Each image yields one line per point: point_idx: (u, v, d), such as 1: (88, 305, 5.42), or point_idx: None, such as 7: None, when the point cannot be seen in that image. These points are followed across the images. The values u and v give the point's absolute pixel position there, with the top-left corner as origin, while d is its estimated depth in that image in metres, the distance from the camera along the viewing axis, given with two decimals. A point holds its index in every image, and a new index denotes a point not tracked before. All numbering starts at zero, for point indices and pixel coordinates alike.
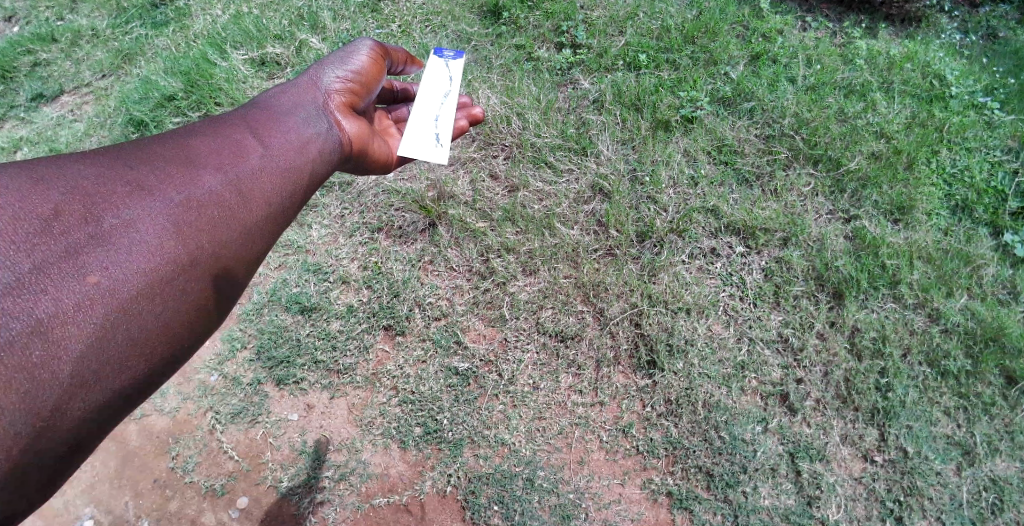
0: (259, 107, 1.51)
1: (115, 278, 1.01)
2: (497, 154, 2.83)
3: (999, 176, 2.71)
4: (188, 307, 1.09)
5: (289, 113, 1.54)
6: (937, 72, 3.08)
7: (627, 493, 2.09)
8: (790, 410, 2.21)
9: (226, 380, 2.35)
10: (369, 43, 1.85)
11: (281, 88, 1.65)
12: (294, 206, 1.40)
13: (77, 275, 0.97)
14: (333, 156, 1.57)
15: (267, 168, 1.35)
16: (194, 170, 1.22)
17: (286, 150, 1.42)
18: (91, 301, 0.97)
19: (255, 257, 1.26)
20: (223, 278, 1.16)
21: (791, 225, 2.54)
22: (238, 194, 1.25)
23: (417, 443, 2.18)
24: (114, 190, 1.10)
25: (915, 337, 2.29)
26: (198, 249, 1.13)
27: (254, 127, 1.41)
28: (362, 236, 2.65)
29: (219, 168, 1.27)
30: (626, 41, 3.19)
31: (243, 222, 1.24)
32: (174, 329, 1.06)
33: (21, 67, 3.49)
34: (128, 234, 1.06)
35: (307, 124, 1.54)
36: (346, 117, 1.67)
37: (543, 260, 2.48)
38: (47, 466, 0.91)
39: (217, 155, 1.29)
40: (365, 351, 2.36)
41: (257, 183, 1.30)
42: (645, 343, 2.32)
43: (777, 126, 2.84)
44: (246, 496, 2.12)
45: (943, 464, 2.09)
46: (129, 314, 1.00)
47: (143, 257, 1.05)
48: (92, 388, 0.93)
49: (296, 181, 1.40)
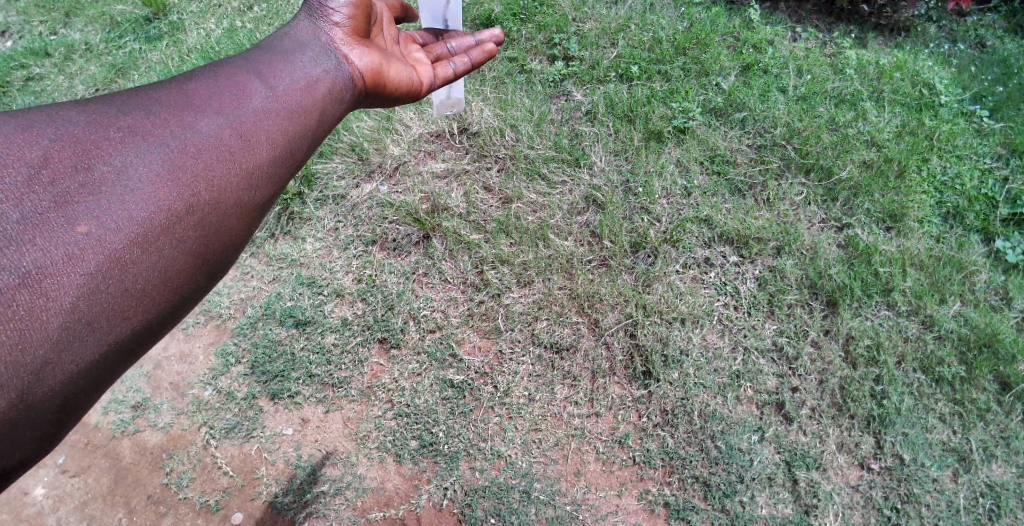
0: (262, 49, 1.47)
1: (105, 228, 0.99)
2: (490, 166, 2.84)
3: (990, 183, 2.74)
4: (185, 255, 1.08)
5: (293, 53, 1.49)
6: (926, 81, 3.11)
7: (625, 504, 2.09)
8: (785, 419, 2.21)
9: (221, 395, 2.33)
10: None
11: (285, 29, 1.61)
12: (300, 150, 1.37)
13: (66, 226, 0.97)
14: (344, 95, 1.53)
15: (271, 112, 1.32)
16: (191, 116, 1.21)
17: (289, 91, 1.39)
18: (81, 250, 0.96)
19: (259, 203, 1.24)
20: (222, 226, 1.15)
21: (783, 234, 2.56)
22: (238, 138, 1.23)
23: (413, 456, 2.17)
24: (107, 139, 1.10)
25: (909, 344, 2.30)
26: (196, 196, 1.12)
27: (256, 69, 1.38)
28: (357, 249, 2.64)
29: (219, 113, 1.24)
30: (618, 53, 3.22)
31: (245, 167, 1.22)
32: (171, 277, 1.05)
33: (13, 81, 3.48)
34: (120, 182, 1.05)
35: (315, 63, 1.50)
36: (355, 49, 1.63)
37: (538, 271, 2.48)
38: (43, 421, 0.91)
39: (216, 98, 1.27)
40: (360, 364, 2.36)
41: (259, 128, 1.28)
42: (640, 354, 2.32)
43: (768, 135, 2.87)
44: (240, 512, 2.11)
45: (939, 470, 2.09)
46: (122, 263, 0.99)
47: (136, 204, 1.04)
48: (85, 339, 0.93)
49: (300, 122, 1.36)
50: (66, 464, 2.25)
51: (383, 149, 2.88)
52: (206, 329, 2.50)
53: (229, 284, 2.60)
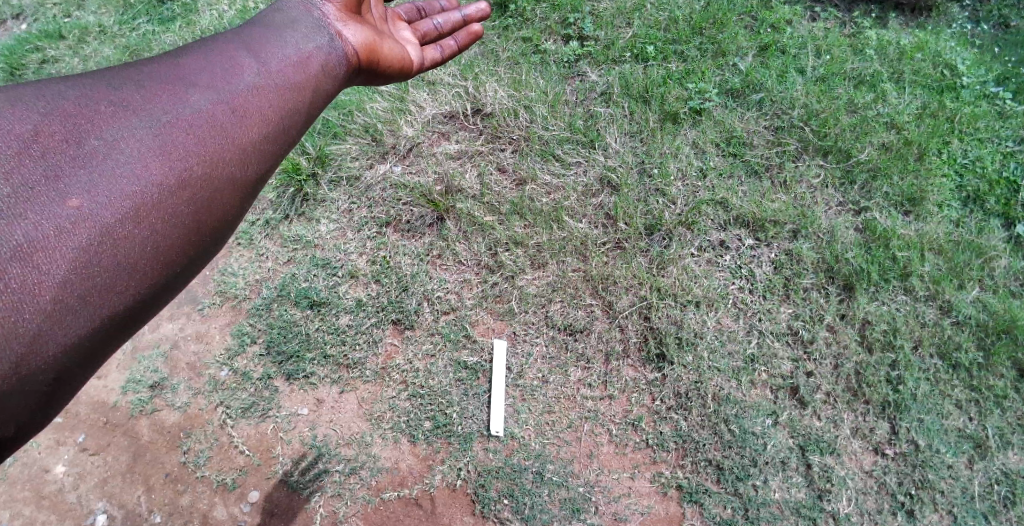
0: (255, 20, 1.37)
1: (98, 197, 0.90)
2: (504, 148, 2.82)
3: (1011, 166, 2.68)
4: (182, 229, 0.98)
5: (288, 26, 1.39)
6: (948, 62, 3.05)
7: (637, 486, 2.09)
8: (800, 403, 2.19)
9: (236, 375, 2.35)
10: None
11: (274, 5, 1.49)
12: (299, 125, 1.27)
13: (53, 193, 0.87)
14: (337, 72, 1.42)
15: (270, 82, 1.21)
16: (185, 85, 1.10)
17: (287, 63, 1.28)
18: (73, 222, 0.86)
19: (256, 178, 1.14)
20: (219, 198, 1.04)
21: (801, 217, 2.53)
22: (236, 109, 1.13)
23: (427, 437, 2.18)
24: (97, 104, 0.99)
25: (926, 329, 2.28)
26: (191, 167, 1.02)
27: (251, 38, 1.27)
28: (371, 231, 2.64)
29: (212, 81, 1.14)
30: (633, 33, 3.17)
31: (243, 140, 1.11)
32: (168, 252, 0.96)
33: (29, 63, 3.48)
34: (115, 152, 0.95)
35: (309, 37, 1.39)
36: (347, 25, 1.52)
37: (552, 253, 2.48)
38: (34, 394, 0.83)
39: (211, 66, 1.17)
40: (374, 345, 2.37)
41: (257, 98, 1.17)
42: (654, 336, 2.31)
43: (786, 117, 2.83)
44: (256, 490, 2.13)
45: (954, 456, 2.08)
46: (116, 235, 0.89)
47: (132, 173, 0.94)
48: (78, 313, 0.84)
49: (300, 95, 1.26)
50: (86, 442, 2.27)
51: (396, 130, 2.86)
52: (222, 310, 2.52)
53: (244, 266, 2.61)
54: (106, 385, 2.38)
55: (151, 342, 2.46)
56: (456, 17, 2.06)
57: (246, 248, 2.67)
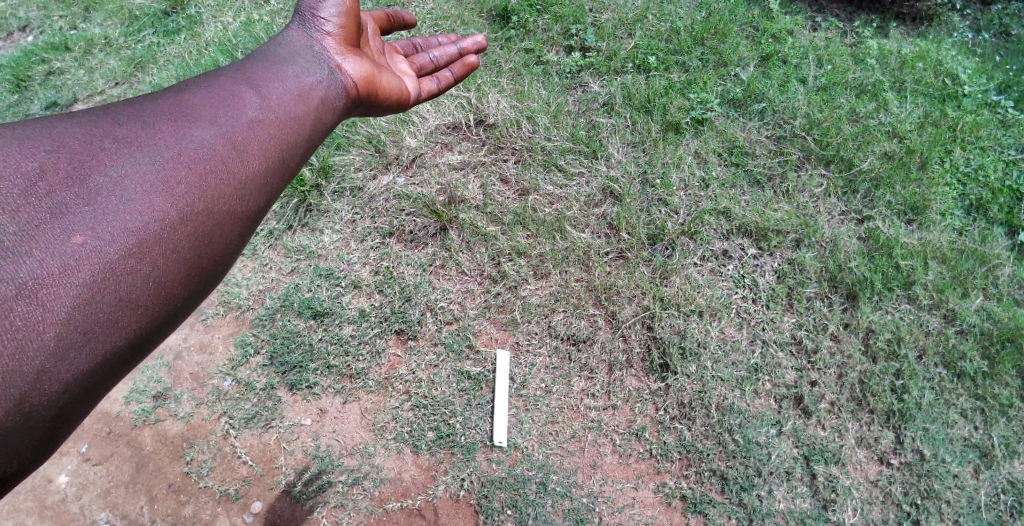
0: (256, 59, 1.47)
1: (101, 238, 0.99)
2: (507, 158, 2.84)
3: (1014, 174, 2.68)
4: (180, 264, 1.06)
5: (287, 63, 1.49)
6: (949, 71, 3.06)
7: (641, 496, 2.08)
8: (804, 413, 2.18)
9: (240, 385, 2.35)
10: None
11: (275, 41, 1.60)
12: (296, 158, 1.35)
13: (61, 236, 0.96)
14: (337, 104, 1.52)
15: (264, 120, 1.30)
16: (184, 126, 1.19)
17: (283, 99, 1.37)
18: (77, 261, 0.95)
19: (253, 212, 1.22)
20: (215, 233, 1.13)
21: (804, 226, 2.53)
22: (233, 147, 1.22)
23: (430, 448, 2.18)
24: (103, 149, 1.09)
25: (930, 338, 2.27)
26: (190, 205, 1.10)
27: (248, 79, 1.37)
28: (374, 241, 2.65)
29: (212, 122, 1.23)
30: (635, 44, 3.19)
31: (237, 177, 1.20)
32: (165, 287, 1.04)
33: (35, 75, 3.50)
34: (115, 194, 1.05)
35: (306, 73, 1.48)
36: (347, 57, 1.64)
37: (555, 263, 2.48)
38: (40, 427, 0.90)
39: (211, 106, 1.26)
40: (377, 355, 2.37)
41: (253, 136, 1.26)
42: (658, 346, 2.31)
43: (788, 126, 2.83)
44: (259, 501, 2.13)
45: (960, 466, 2.06)
46: (117, 272, 0.98)
47: (133, 213, 1.03)
48: (81, 348, 0.92)
49: (294, 130, 1.34)
50: (89, 453, 2.27)
51: (399, 141, 2.88)
52: (225, 320, 2.52)
53: (248, 276, 2.61)
54: (110, 396, 2.38)
55: (155, 352, 2.47)
56: (450, 50, 2.08)
57: (250, 258, 2.67)
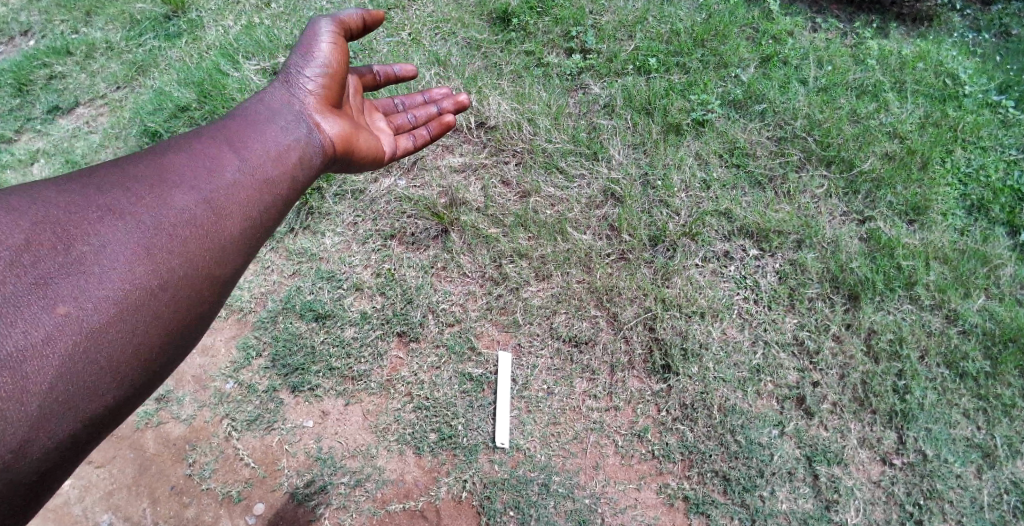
0: (240, 119, 1.64)
1: (84, 307, 1.11)
2: (508, 160, 2.84)
3: (1015, 174, 2.68)
4: (158, 328, 1.20)
5: (269, 123, 1.67)
6: (950, 72, 3.06)
7: (643, 497, 2.08)
8: (806, 414, 2.18)
9: (242, 388, 2.36)
10: (329, 27, 1.93)
11: (262, 96, 1.79)
12: (269, 220, 1.50)
13: (47, 307, 1.08)
14: (313, 163, 1.68)
15: (239, 186, 1.45)
16: (165, 195, 1.33)
17: (259, 164, 1.53)
18: (61, 331, 1.08)
19: (228, 275, 1.36)
20: (192, 297, 1.27)
21: (805, 227, 2.53)
22: (210, 214, 1.36)
23: (432, 449, 2.18)
24: (87, 219, 1.22)
25: (932, 339, 2.27)
26: (168, 272, 1.24)
27: (228, 144, 1.52)
28: (376, 243, 2.65)
29: (192, 190, 1.37)
30: (636, 45, 3.19)
31: (216, 238, 1.35)
32: (143, 348, 1.17)
33: (37, 80, 3.51)
34: (98, 263, 1.17)
35: (286, 134, 1.65)
36: (326, 116, 1.81)
37: (556, 265, 2.49)
38: (27, 485, 1.02)
39: (191, 174, 1.40)
40: (379, 357, 2.37)
41: (229, 203, 1.40)
42: (660, 347, 2.31)
43: (789, 127, 2.84)
44: (262, 503, 2.13)
45: (963, 466, 2.06)
46: (98, 339, 1.11)
47: (115, 283, 1.16)
48: (64, 413, 1.05)
49: (268, 188, 1.50)
50: (92, 455, 2.28)
51: None
52: (227, 322, 2.52)
53: (250, 279, 2.62)
54: None
55: None
56: (428, 112, 2.28)
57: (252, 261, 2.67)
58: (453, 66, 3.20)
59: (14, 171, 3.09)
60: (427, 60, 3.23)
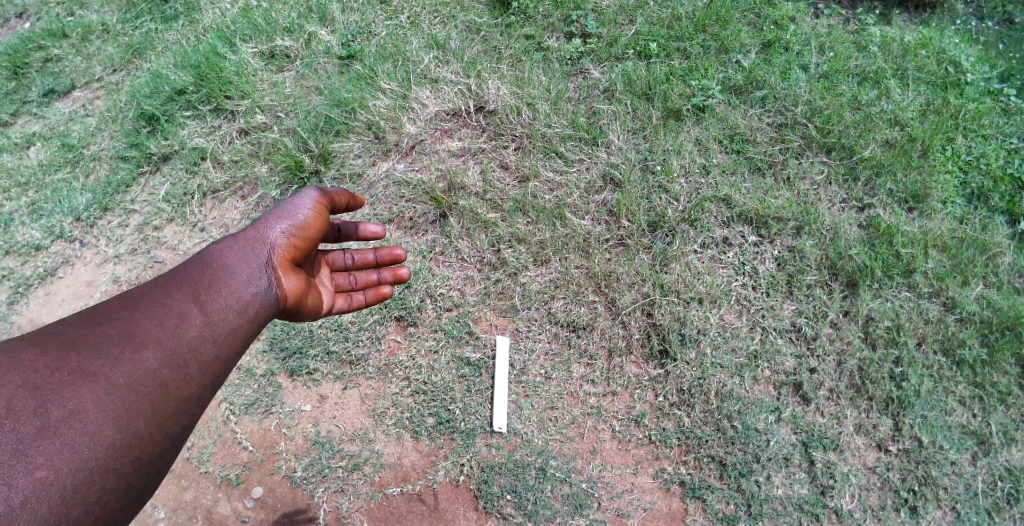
0: (207, 264, 1.66)
1: (56, 473, 1.18)
2: (507, 145, 2.83)
3: (1016, 163, 2.67)
4: (119, 487, 1.27)
5: (234, 268, 1.68)
6: (953, 59, 3.04)
7: (640, 482, 2.09)
8: (802, 400, 2.19)
9: (240, 372, 2.35)
10: (313, 194, 1.96)
11: (229, 238, 1.77)
12: (230, 366, 1.56)
13: (24, 474, 1.16)
14: (270, 313, 1.71)
15: (205, 337, 1.50)
16: (135, 349, 1.39)
17: (226, 312, 1.57)
18: (34, 498, 1.14)
19: (186, 429, 1.43)
20: (153, 454, 1.34)
21: (804, 214, 2.52)
22: (177, 371, 1.42)
23: (430, 433, 2.18)
24: (62, 380, 1.29)
25: (930, 326, 2.27)
26: (135, 430, 1.31)
27: (197, 293, 1.57)
28: (374, 228, 2.65)
29: (160, 343, 1.43)
30: (637, 30, 3.17)
31: (173, 400, 1.39)
32: (104, 509, 1.24)
33: (32, 62, 3.47)
34: (74, 425, 1.25)
35: (251, 281, 1.68)
36: (288, 274, 1.79)
37: (555, 250, 2.48)
38: None
39: (160, 326, 1.45)
40: (377, 342, 2.37)
41: (194, 356, 1.46)
42: (657, 333, 2.31)
43: (790, 113, 2.82)
44: (260, 486, 2.14)
45: (958, 453, 2.07)
46: (67, 506, 1.18)
47: (84, 446, 1.23)
48: None
49: (233, 358, 1.55)
50: None
51: (399, 127, 2.86)
52: None
53: None
54: None
55: None
56: (370, 276, 2.15)
57: None
58: (452, 50, 3.17)
59: (9, 154, 3.06)
60: (426, 43, 3.20)
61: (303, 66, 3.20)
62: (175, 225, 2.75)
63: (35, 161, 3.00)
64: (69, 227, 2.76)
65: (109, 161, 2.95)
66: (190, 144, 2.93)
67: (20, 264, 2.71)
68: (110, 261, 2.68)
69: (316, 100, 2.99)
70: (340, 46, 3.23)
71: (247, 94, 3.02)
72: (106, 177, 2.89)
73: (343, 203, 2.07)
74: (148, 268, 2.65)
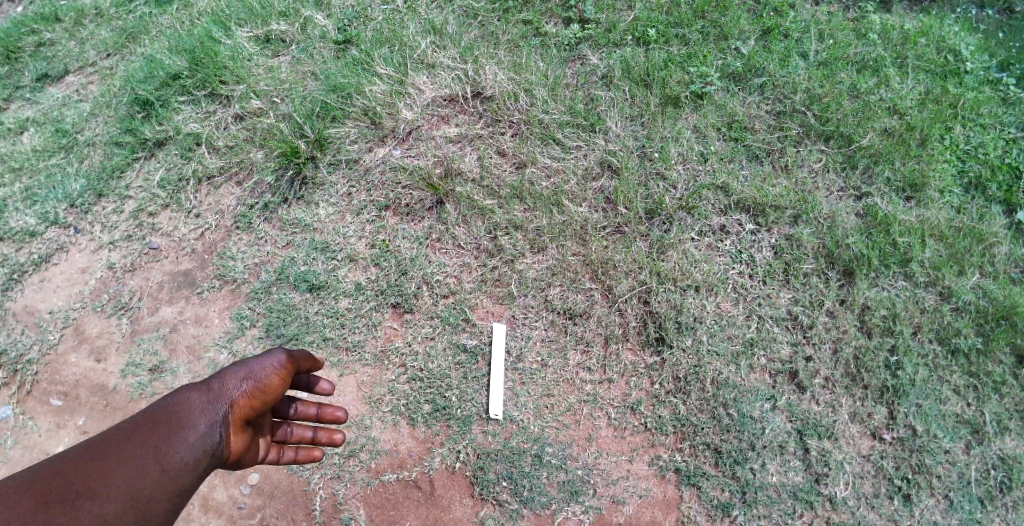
0: (161, 417, 1.55)
1: None
2: (504, 131, 2.81)
3: (1014, 152, 2.66)
4: None
5: (190, 424, 1.57)
6: (952, 48, 3.02)
7: (635, 469, 2.10)
8: (798, 388, 2.20)
9: (236, 358, 2.34)
10: (281, 353, 1.79)
11: (179, 395, 1.62)
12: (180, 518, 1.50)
13: None
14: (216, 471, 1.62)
15: (165, 489, 1.45)
16: (100, 501, 1.33)
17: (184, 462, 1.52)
18: None
19: None
20: None
21: (802, 202, 2.52)
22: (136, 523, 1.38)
23: (426, 420, 2.18)
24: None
25: (926, 315, 2.27)
26: None
27: (155, 441, 1.50)
28: (370, 214, 2.63)
29: (123, 493, 1.38)
30: (635, 16, 3.15)
31: None
32: None
33: (25, 47, 3.43)
34: None
35: (206, 435, 1.58)
36: (234, 437, 1.65)
37: (552, 237, 2.48)
38: None
39: (121, 476, 1.40)
40: (373, 328, 2.37)
41: (154, 507, 1.42)
42: (654, 321, 2.31)
43: (789, 101, 2.81)
44: (257, 473, 2.14)
45: (951, 442, 2.08)
46: None
47: None
48: None
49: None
50: (87, 425, 2.27)
51: (395, 113, 2.84)
52: (221, 293, 2.50)
53: (243, 249, 2.59)
54: (106, 369, 2.37)
55: (150, 326, 2.45)
56: (307, 432, 1.94)
57: (245, 232, 2.65)
58: (449, 35, 3.14)
59: (3, 140, 3.03)
60: (423, 28, 3.17)
61: (299, 51, 3.17)
62: (171, 212, 2.73)
63: (28, 146, 2.97)
64: (64, 214, 2.74)
65: (103, 147, 2.92)
66: (185, 129, 2.91)
67: (15, 250, 2.68)
68: (105, 247, 2.66)
69: (312, 85, 2.96)
70: (336, 31, 3.20)
71: (242, 78, 2.99)
72: (101, 162, 2.87)
73: (307, 366, 1.91)
74: (143, 255, 2.63)
